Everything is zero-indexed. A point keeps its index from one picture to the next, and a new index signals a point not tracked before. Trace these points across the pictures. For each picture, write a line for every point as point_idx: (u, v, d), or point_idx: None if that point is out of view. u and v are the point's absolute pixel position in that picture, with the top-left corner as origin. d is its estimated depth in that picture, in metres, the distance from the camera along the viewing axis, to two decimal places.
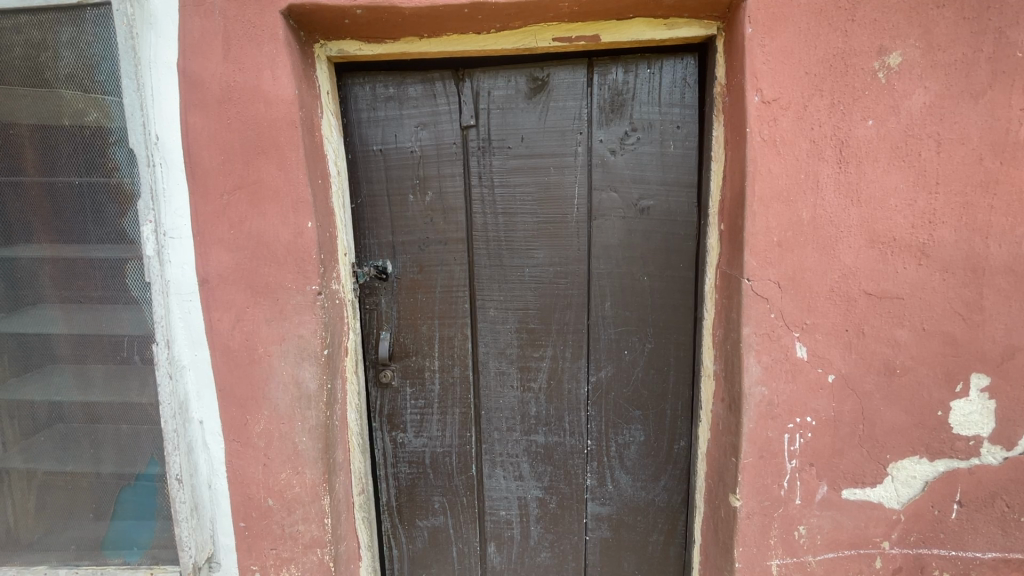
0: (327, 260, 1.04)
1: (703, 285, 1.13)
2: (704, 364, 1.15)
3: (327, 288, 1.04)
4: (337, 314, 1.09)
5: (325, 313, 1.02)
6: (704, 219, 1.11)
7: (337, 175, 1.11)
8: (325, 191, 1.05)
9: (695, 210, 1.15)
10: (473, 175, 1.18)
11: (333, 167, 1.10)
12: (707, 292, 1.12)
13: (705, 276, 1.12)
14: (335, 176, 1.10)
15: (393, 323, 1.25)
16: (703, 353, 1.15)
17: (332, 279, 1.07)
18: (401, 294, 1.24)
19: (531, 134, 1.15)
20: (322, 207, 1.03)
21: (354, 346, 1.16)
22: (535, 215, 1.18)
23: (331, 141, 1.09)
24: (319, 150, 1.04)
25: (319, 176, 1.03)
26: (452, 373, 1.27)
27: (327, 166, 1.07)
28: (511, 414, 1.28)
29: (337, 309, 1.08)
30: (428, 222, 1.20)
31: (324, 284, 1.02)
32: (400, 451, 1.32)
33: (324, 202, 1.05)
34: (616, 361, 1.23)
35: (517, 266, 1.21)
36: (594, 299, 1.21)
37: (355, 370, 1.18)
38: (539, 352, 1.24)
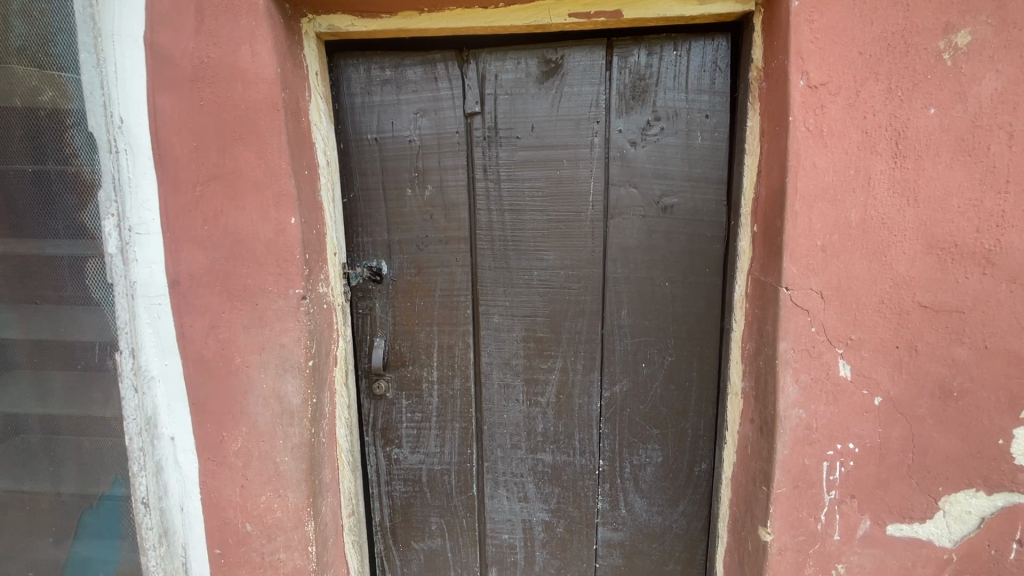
0: (314, 262, 0.94)
1: (732, 293, 1.02)
2: (731, 380, 1.04)
3: (314, 292, 0.93)
4: (325, 320, 0.98)
5: (310, 321, 0.92)
6: (735, 219, 1.00)
7: (326, 166, 1.00)
8: (313, 184, 0.95)
9: (725, 208, 1.03)
10: (477, 168, 1.07)
11: (322, 156, 0.99)
12: (738, 301, 1.00)
13: (734, 283, 1.01)
14: (324, 167, 0.99)
15: (387, 329, 1.15)
16: (731, 368, 1.04)
17: (319, 283, 0.96)
18: (397, 297, 1.13)
19: (542, 122, 1.04)
20: (308, 202, 0.92)
21: (344, 354, 1.06)
22: (546, 213, 1.07)
23: (321, 129, 0.99)
24: (308, 139, 0.94)
25: (305, 167, 0.92)
26: (452, 385, 1.16)
27: (316, 157, 0.96)
28: (516, 430, 1.17)
29: (324, 316, 0.98)
30: (428, 219, 1.09)
31: (310, 288, 0.92)
32: (395, 468, 1.21)
33: (312, 197, 0.94)
34: (632, 376, 1.12)
35: (525, 269, 1.10)
36: (610, 307, 1.10)
37: (346, 382, 1.08)
38: (547, 363, 1.14)
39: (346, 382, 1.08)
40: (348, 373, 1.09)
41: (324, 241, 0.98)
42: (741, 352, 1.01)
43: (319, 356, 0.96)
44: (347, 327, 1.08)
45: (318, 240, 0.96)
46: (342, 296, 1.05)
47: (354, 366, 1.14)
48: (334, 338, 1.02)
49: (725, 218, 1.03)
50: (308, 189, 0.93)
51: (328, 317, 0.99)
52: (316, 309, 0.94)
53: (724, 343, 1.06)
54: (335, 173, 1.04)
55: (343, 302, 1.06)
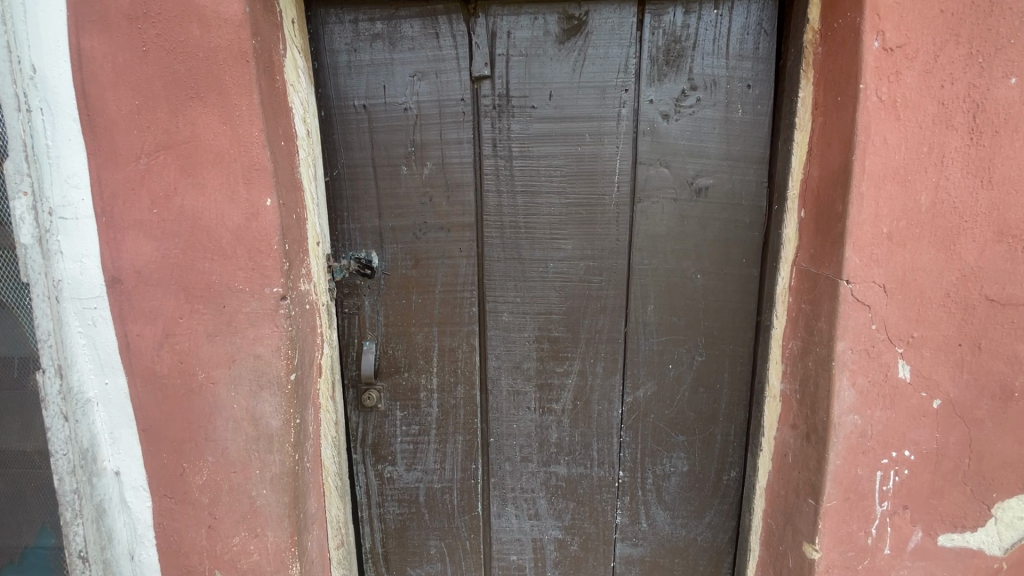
0: (295, 254, 0.77)
1: (773, 286, 0.92)
2: (769, 382, 0.94)
3: (294, 292, 0.76)
4: (308, 324, 0.81)
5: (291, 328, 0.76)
6: (779, 204, 0.89)
7: (306, 137, 0.82)
8: (291, 158, 0.77)
9: (765, 191, 0.92)
10: (485, 143, 0.92)
11: (302, 124, 0.81)
12: (780, 295, 0.90)
13: (776, 275, 0.91)
14: (303, 138, 0.82)
15: (378, 330, 0.99)
16: (769, 369, 0.94)
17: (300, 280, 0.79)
18: (389, 294, 0.97)
19: (561, 90, 0.90)
20: (287, 181, 0.75)
21: (329, 362, 0.90)
22: (564, 197, 0.94)
23: (300, 90, 0.81)
24: (286, 102, 0.76)
25: (282, 137, 0.75)
26: (454, 394, 1.02)
27: (295, 126, 0.79)
28: (527, 441, 1.05)
29: (307, 319, 0.81)
30: (426, 202, 0.94)
31: (290, 286, 0.75)
32: (388, 488, 1.07)
33: (290, 174, 0.76)
34: (658, 379, 1.01)
35: (539, 261, 0.96)
36: (634, 303, 0.97)
37: (332, 395, 0.92)
38: (563, 367, 1.01)
39: (332, 394, 0.92)
40: (334, 383, 0.93)
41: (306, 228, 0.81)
42: (782, 352, 0.91)
43: (301, 367, 0.79)
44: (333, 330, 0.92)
45: (299, 227, 0.79)
46: (326, 294, 0.89)
47: (340, 375, 0.98)
48: (318, 345, 0.86)
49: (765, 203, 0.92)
50: (286, 164, 0.76)
51: (311, 319, 0.83)
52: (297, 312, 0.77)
53: (761, 341, 0.96)
54: (316, 146, 0.86)
55: (328, 301, 0.90)
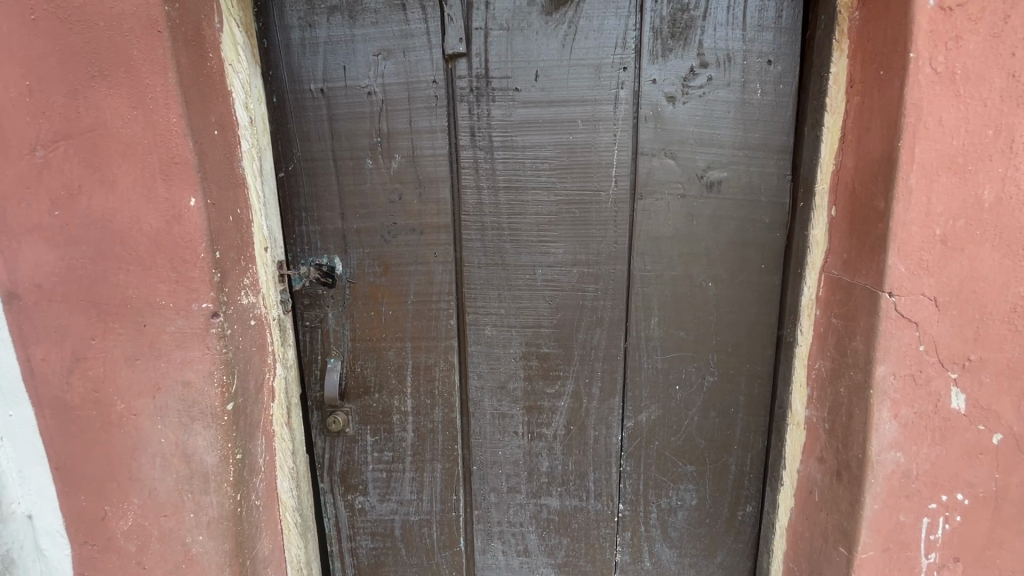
0: (234, 264, 0.65)
1: (797, 296, 0.79)
2: (793, 408, 0.81)
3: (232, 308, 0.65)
4: (253, 344, 0.70)
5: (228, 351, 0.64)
6: (805, 200, 0.76)
7: (250, 125, 0.71)
8: (228, 150, 0.66)
9: (789, 186, 0.79)
10: (462, 131, 0.80)
11: (245, 111, 0.70)
12: (806, 306, 0.77)
13: (802, 284, 0.77)
14: (247, 126, 0.70)
15: (344, 346, 0.87)
16: (793, 393, 0.81)
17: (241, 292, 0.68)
18: (356, 306, 0.86)
19: (549, 69, 0.77)
20: (221, 178, 0.64)
21: (284, 384, 0.79)
22: (553, 193, 0.81)
23: (240, 70, 0.69)
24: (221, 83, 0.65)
25: (214, 125, 0.63)
26: (430, 417, 0.90)
27: (235, 112, 0.67)
28: (514, 470, 0.93)
29: (252, 338, 0.70)
30: (396, 200, 0.82)
31: (225, 301, 0.63)
32: (360, 520, 0.95)
33: (227, 169, 0.65)
34: (663, 401, 0.88)
35: (525, 267, 0.84)
36: (635, 315, 0.85)
37: (289, 421, 0.81)
38: (554, 387, 0.89)
39: (288, 422, 0.81)
40: (292, 407, 0.82)
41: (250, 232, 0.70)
42: (808, 373, 0.78)
43: (243, 394, 0.68)
44: (289, 348, 0.81)
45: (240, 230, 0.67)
46: (279, 307, 0.78)
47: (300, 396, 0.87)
48: (269, 366, 0.75)
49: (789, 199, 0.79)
50: (221, 156, 0.64)
51: (258, 338, 0.72)
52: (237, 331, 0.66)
53: (783, 359, 0.83)
54: (264, 136, 0.75)
55: (282, 315, 0.78)
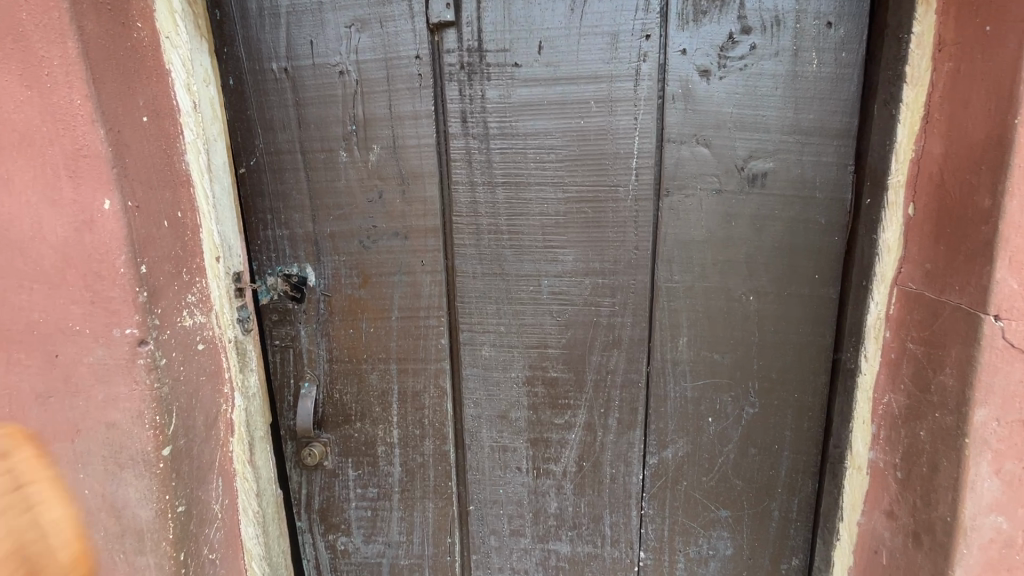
0: (169, 279, 0.54)
1: (861, 315, 0.64)
2: (854, 449, 0.67)
3: (166, 333, 0.53)
4: (202, 373, 0.58)
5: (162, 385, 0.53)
6: (872, 196, 0.61)
7: (194, 111, 0.59)
8: (165, 139, 0.54)
9: (852, 178, 0.64)
10: (451, 117, 0.67)
11: (188, 93, 0.58)
12: (873, 328, 0.62)
13: (867, 300, 0.63)
14: (190, 112, 0.58)
15: (321, 369, 0.76)
16: (854, 431, 0.66)
17: (183, 312, 0.56)
18: (333, 323, 0.74)
19: (555, 39, 0.64)
20: (155, 175, 0.52)
21: (247, 416, 0.67)
22: (561, 189, 0.68)
23: (181, 46, 0.56)
24: (155, 57, 0.52)
25: (144, 109, 0.51)
26: (420, 450, 0.78)
27: (174, 96, 0.55)
28: (518, 511, 0.80)
29: (201, 367, 0.58)
30: (375, 200, 0.70)
31: (156, 325, 0.52)
32: (342, 564, 0.84)
33: (162, 164, 0.53)
34: (692, 435, 0.75)
35: (528, 276, 0.71)
36: (660, 335, 0.71)
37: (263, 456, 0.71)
38: (563, 418, 0.76)
39: (252, 462, 0.68)
40: (260, 441, 0.70)
41: (197, 240, 0.58)
42: (874, 409, 0.64)
43: (186, 436, 0.56)
44: (252, 374, 0.69)
45: (185, 238, 0.56)
46: (240, 327, 0.65)
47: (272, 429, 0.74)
48: (224, 396, 0.63)
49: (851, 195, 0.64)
50: (155, 149, 0.52)
51: (211, 366, 0.60)
52: (178, 360, 0.55)
53: (839, 389, 0.68)
54: (215, 125, 0.63)
55: (244, 336, 0.66)
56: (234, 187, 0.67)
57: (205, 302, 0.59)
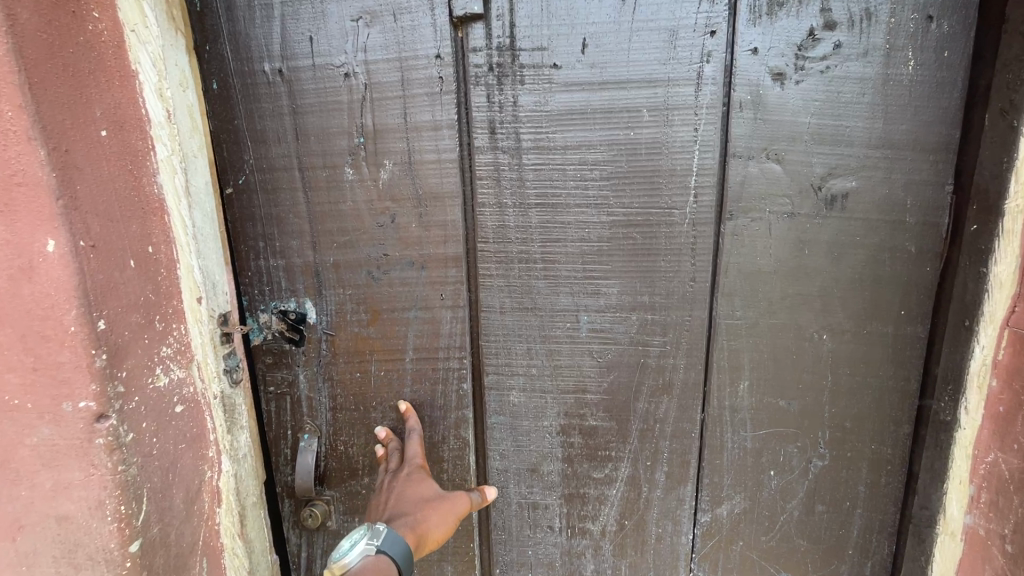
0: (139, 330, 0.43)
1: (961, 361, 0.54)
2: (948, 513, 0.57)
3: (130, 402, 0.42)
4: (182, 441, 0.48)
5: (129, 466, 0.42)
6: (980, 222, 0.52)
7: (169, 121, 0.47)
8: (132, 158, 0.43)
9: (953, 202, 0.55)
10: (477, 127, 0.57)
11: (160, 98, 0.46)
12: (976, 376, 0.53)
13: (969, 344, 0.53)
14: (163, 122, 0.47)
15: (324, 418, 0.65)
16: (950, 493, 0.57)
17: (158, 369, 0.45)
18: (338, 366, 0.64)
19: (602, 36, 0.54)
20: (120, 206, 0.41)
21: (237, 482, 0.55)
22: (605, 212, 0.58)
23: (151, 40, 0.45)
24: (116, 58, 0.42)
25: (103, 121, 0.40)
26: None
27: (143, 104, 0.44)
28: (549, 575, 0.70)
29: (181, 433, 0.47)
30: (387, 225, 0.59)
31: (119, 394, 0.41)
32: None
33: (128, 187, 0.42)
34: (751, 491, 0.65)
35: (565, 311, 0.61)
36: (717, 378, 0.62)
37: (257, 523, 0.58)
38: (603, 471, 0.66)
39: (244, 536, 0.55)
40: (253, 509, 0.57)
41: (176, 279, 0.48)
42: (974, 468, 0.54)
43: (161, 522, 0.45)
44: (243, 433, 0.56)
45: (160, 278, 0.45)
46: (227, 378, 0.54)
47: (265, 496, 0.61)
48: (209, 462, 0.52)
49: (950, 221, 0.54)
50: (116, 170, 0.41)
51: (194, 429, 0.49)
52: (150, 431, 0.44)
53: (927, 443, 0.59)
54: (194, 138, 0.52)
55: (232, 390, 0.55)
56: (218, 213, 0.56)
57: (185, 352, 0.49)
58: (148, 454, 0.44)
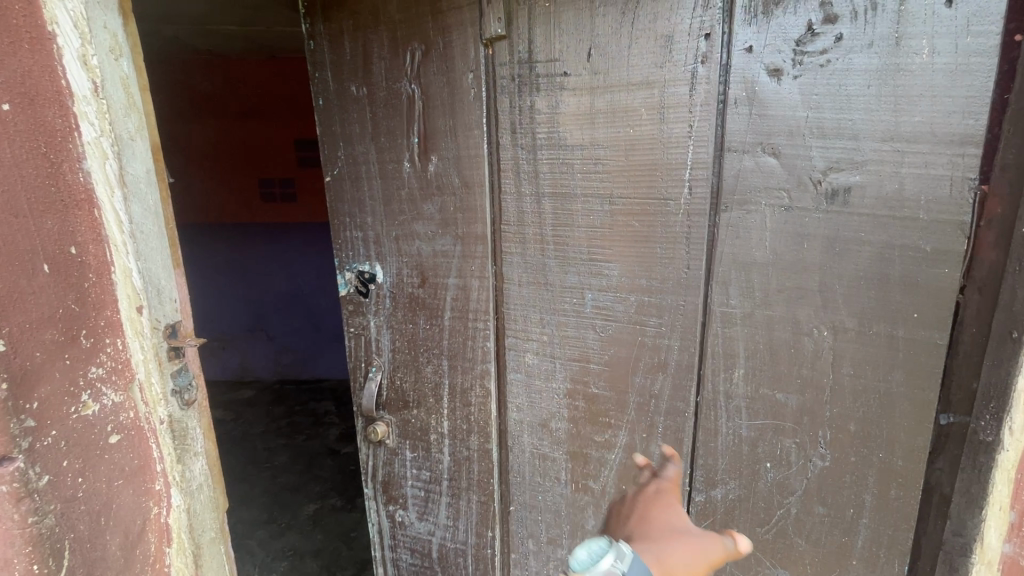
0: (52, 352, 0.46)
1: (1007, 377, 0.52)
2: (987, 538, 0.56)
3: (44, 439, 0.46)
4: (122, 464, 0.53)
5: (43, 518, 0.46)
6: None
7: (96, 96, 0.50)
8: (38, 146, 0.45)
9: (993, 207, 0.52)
10: (503, 128, 0.68)
11: (81, 80, 0.48)
12: (1022, 393, 0.52)
13: (1016, 358, 0.51)
14: (88, 95, 0.49)
15: (386, 357, 0.84)
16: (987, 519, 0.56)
17: (86, 395, 0.49)
18: (397, 317, 0.81)
19: (606, 45, 0.61)
20: (27, 190, 0.44)
21: (187, 516, 0.60)
22: (606, 201, 0.65)
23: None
24: (26, 17, 0.44)
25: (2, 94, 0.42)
26: (467, 445, 0.82)
27: (61, 76, 0.47)
28: (555, 521, 0.80)
29: (115, 464, 0.52)
30: (433, 208, 0.74)
31: (29, 430, 0.44)
32: (400, 534, 0.92)
33: (36, 165, 0.45)
34: (747, 479, 0.66)
35: (572, 288, 0.70)
36: (712, 364, 0.65)
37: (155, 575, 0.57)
38: (604, 436, 0.73)
39: (199, 575, 0.61)
40: (210, 541, 0.63)
41: (109, 285, 0.51)
42: (1016, 494, 0.54)
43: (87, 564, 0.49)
44: (196, 461, 0.61)
45: (83, 287, 0.49)
46: (177, 402, 0.58)
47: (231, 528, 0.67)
48: (156, 496, 0.57)
49: (996, 221, 0.52)
50: (25, 153, 0.44)
51: (134, 461, 0.54)
52: (72, 469, 0.48)
53: (963, 466, 0.56)
54: (129, 118, 0.53)
55: (182, 413, 0.59)
56: (165, 203, 0.58)
57: (122, 372, 0.53)
58: (71, 500, 0.48)
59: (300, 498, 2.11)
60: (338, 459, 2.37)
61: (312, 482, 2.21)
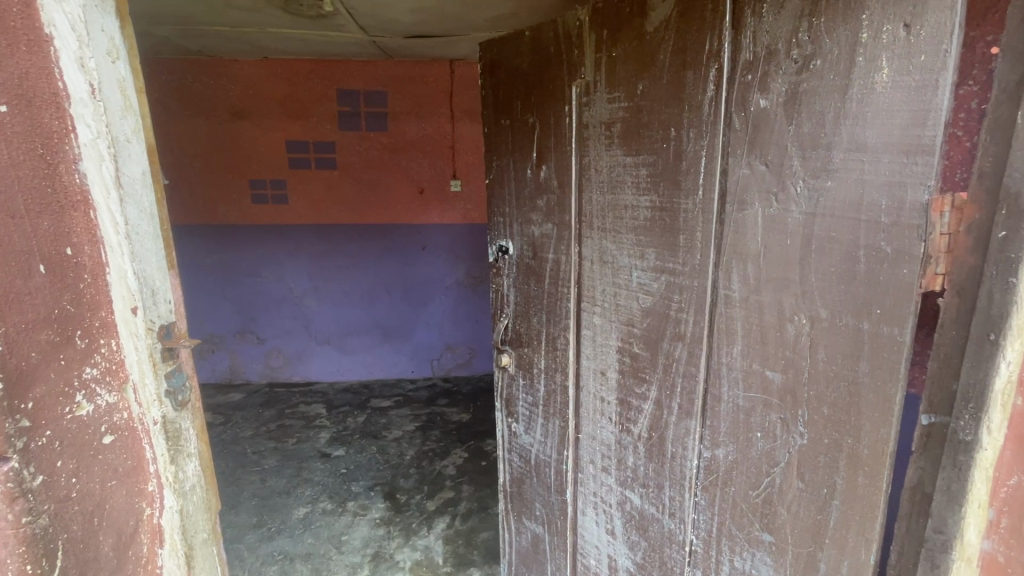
0: (48, 350, 0.53)
1: (985, 379, 0.54)
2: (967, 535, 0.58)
3: (38, 439, 0.52)
4: (107, 460, 0.61)
5: (36, 518, 0.51)
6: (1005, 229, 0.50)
7: (94, 101, 0.60)
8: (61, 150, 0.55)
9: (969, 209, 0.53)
10: (583, 144, 0.92)
11: (82, 86, 0.58)
12: (1001, 395, 0.53)
13: (995, 361, 0.53)
14: (85, 98, 0.58)
15: (512, 306, 1.16)
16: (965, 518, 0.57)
17: (81, 397, 0.57)
18: (520, 277, 1.12)
19: (648, 80, 0.79)
20: (24, 193, 0.51)
21: (179, 517, 0.72)
22: (647, 199, 0.83)
23: (68, 5, 0.56)
24: (25, 22, 0.51)
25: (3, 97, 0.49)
26: (554, 379, 1.08)
27: (57, 79, 0.55)
28: (607, 452, 1.00)
29: (106, 460, 0.61)
30: (542, 202, 1.03)
31: (21, 430, 0.50)
32: (514, 441, 1.25)
33: (39, 169, 0.53)
34: (741, 445, 0.76)
35: (624, 267, 0.89)
36: (716, 338, 0.77)
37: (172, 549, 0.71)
38: (642, 389, 0.91)
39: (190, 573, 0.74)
40: (200, 542, 0.77)
41: (103, 286, 0.60)
42: (993, 491, 0.56)
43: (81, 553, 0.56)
44: (186, 463, 0.73)
45: (77, 288, 0.57)
46: (171, 403, 0.70)
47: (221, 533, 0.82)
48: (149, 496, 0.68)
49: (975, 225, 0.53)
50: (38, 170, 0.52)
51: (127, 460, 0.64)
52: (66, 469, 0.55)
53: (942, 463, 0.57)
54: (126, 122, 0.64)
55: (176, 414, 0.71)
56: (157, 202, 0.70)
57: (115, 372, 0.62)
58: (63, 500, 0.54)
59: (289, 502, 2.14)
60: (330, 464, 2.43)
61: (307, 483, 2.27)
